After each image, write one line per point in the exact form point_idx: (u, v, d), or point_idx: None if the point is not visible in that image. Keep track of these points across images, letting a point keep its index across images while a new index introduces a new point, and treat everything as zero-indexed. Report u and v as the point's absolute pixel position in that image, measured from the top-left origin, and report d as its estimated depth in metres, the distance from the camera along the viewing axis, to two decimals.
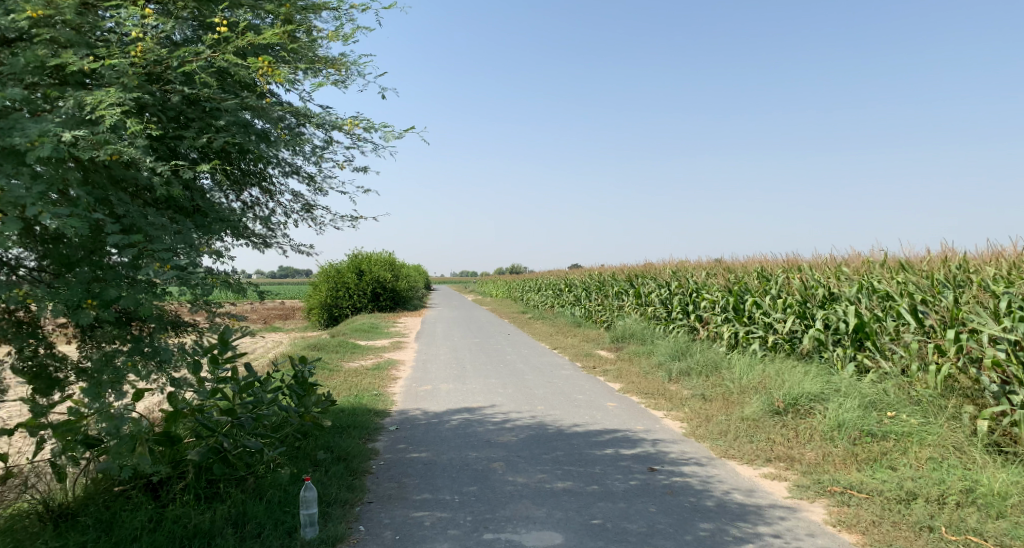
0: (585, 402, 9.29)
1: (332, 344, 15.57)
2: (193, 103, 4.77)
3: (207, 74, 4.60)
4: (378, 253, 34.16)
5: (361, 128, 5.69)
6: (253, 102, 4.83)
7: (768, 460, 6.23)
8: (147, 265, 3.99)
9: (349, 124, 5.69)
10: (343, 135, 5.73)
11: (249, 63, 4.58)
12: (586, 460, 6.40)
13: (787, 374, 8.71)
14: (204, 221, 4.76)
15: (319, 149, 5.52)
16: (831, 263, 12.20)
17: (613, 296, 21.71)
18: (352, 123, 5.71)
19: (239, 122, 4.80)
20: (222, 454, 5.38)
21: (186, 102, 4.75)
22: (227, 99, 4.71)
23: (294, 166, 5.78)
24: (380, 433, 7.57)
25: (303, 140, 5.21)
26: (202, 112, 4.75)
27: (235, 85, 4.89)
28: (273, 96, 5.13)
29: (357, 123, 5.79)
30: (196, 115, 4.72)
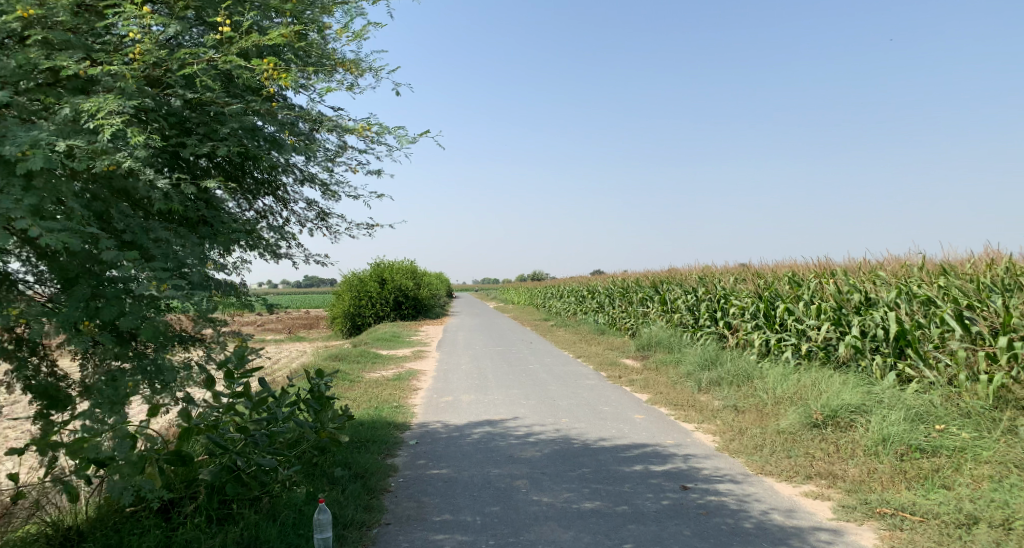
0: (612, 414, 8.98)
1: (353, 354, 15.42)
2: (196, 108, 4.60)
3: (209, 77, 4.44)
4: (400, 262, 34.14)
5: (375, 131, 5.49)
6: (260, 107, 4.65)
7: (809, 477, 5.87)
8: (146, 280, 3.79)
9: (362, 127, 5.48)
10: (356, 139, 5.54)
11: (254, 64, 4.40)
12: (615, 477, 6.08)
13: (824, 384, 8.33)
14: (209, 232, 4.58)
15: (331, 155, 5.31)
16: (867, 267, 11.78)
17: (638, 303, 21.35)
18: (365, 126, 5.52)
19: (245, 128, 4.61)
20: (235, 473, 5.14)
21: (189, 107, 4.58)
22: (233, 103, 4.53)
23: (308, 174, 5.58)
24: (399, 448, 7.32)
25: (314, 146, 5.02)
26: (207, 118, 4.58)
27: (240, 88, 4.72)
28: (280, 100, 4.95)
29: (370, 126, 5.60)
30: (201, 121, 4.54)
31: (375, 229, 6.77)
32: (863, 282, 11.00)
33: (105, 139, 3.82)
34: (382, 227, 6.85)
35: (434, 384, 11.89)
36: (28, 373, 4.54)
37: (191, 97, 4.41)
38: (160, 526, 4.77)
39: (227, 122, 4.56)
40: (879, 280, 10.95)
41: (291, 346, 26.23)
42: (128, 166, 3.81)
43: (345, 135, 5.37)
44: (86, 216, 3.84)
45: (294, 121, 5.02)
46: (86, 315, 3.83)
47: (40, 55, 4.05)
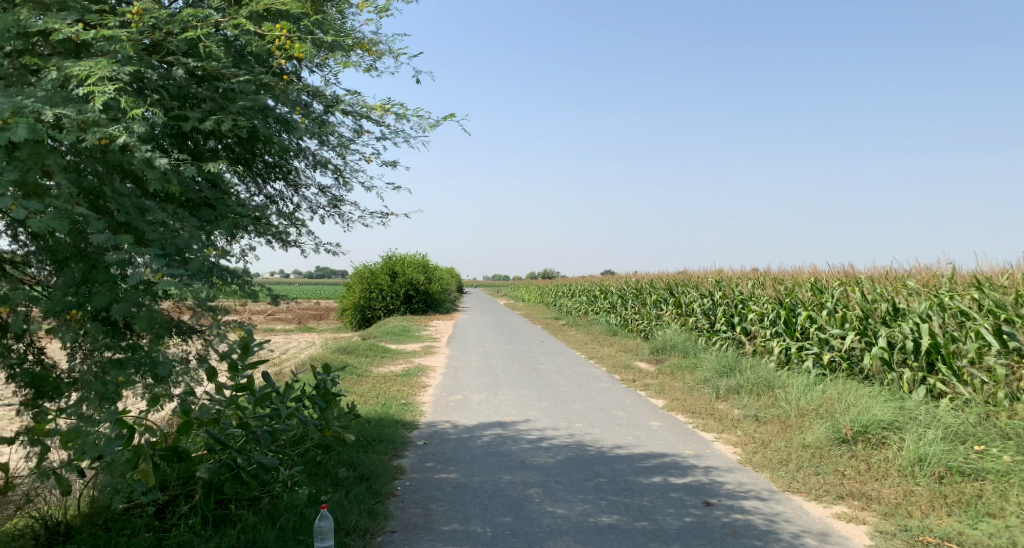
0: (627, 420, 8.66)
1: (362, 347, 15.18)
2: (201, 79, 4.34)
3: (213, 44, 4.19)
4: (411, 255, 33.98)
5: (393, 115, 5.20)
6: (269, 82, 4.38)
7: (840, 497, 5.54)
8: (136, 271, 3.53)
9: (379, 109, 5.18)
10: (374, 123, 5.26)
11: (266, 32, 4.17)
12: (633, 489, 5.76)
13: (851, 397, 8.00)
14: (211, 217, 4.31)
15: (345, 139, 5.01)
16: (895, 277, 11.40)
17: (651, 304, 21.03)
18: (383, 108, 5.21)
19: (255, 106, 4.32)
20: (235, 471, 4.85)
21: (193, 78, 4.33)
22: (240, 77, 4.27)
23: (320, 158, 5.28)
24: (406, 448, 7.04)
25: (327, 128, 4.72)
26: (213, 93, 4.32)
27: (249, 61, 4.47)
28: (293, 76, 4.67)
29: (388, 109, 5.31)
30: (206, 96, 4.28)
31: (389, 219, 6.49)
32: (891, 292, 10.64)
33: (97, 110, 3.57)
34: (397, 217, 6.57)
35: (443, 381, 11.62)
36: (12, 361, 4.26)
37: (194, 66, 4.15)
38: (152, 526, 4.48)
39: (234, 97, 4.29)
40: (908, 290, 10.59)
41: (300, 337, 26.08)
42: (122, 139, 3.56)
43: (361, 119, 5.08)
44: (74, 193, 3.59)
45: (308, 101, 4.73)
46: (78, 300, 3.60)
47: (33, 16, 3.82)
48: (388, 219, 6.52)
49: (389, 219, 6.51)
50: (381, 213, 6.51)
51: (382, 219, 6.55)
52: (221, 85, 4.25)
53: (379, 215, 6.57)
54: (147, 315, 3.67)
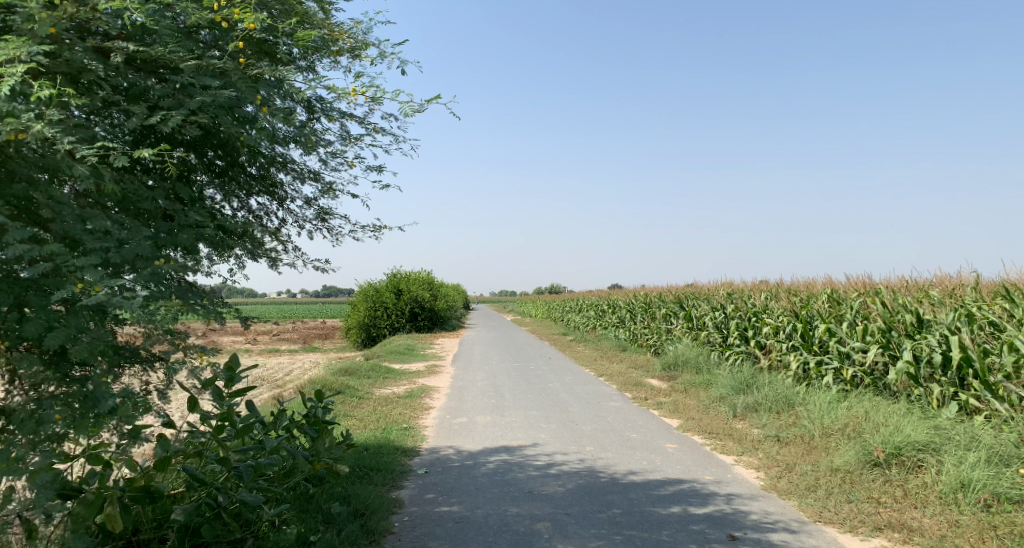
0: (640, 442, 8.20)
1: (364, 368, 14.73)
2: (150, 67, 4.14)
3: (156, 23, 3.97)
4: (417, 272, 33.67)
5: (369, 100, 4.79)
6: (223, 66, 4.10)
7: (877, 528, 5.09)
8: (66, 286, 3.42)
9: (354, 93, 4.78)
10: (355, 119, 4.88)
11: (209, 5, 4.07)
12: (650, 522, 5.30)
13: (879, 415, 7.54)
14: (167, 229, 3.98)
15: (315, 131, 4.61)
16: (918, 286, 10.95)
17: (661, 318, 20.56)
18: (359, 92, 4.81)
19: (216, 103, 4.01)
20: (215, 511, 4.43)
21: (142, 67, 4.13)
22: (188, 62, 4.01)
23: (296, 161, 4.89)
24: (406, 478, 6.61)
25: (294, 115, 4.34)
26: (170, 89, 4.07)
27: (196, 41, 4.28)
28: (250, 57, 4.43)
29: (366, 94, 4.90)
30: (163, 92, 4.03)
31: (382, 231, 6.14)
32: (913, 303, 10.19)
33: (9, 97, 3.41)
34: (390, 229, 6.21)
35: (447, 403, 11.18)
36: None
37: (135, 51, 3.94)
38: None
39: (192, 92, 4.02)
40: (932, 300, 10.14)
41: (303, 357, 25.68)
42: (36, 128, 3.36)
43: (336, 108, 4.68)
44: None
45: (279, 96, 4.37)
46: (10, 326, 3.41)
47: None
48: (380, 231, 6.16)
49: (381, 231, 6.15)
50: (373, 225, 6.15)
51: (373, 232, 6.18)
52: (176, 77, 4.00)
53: (370, 228, 6.22)
54: (83, 342, 3.47)
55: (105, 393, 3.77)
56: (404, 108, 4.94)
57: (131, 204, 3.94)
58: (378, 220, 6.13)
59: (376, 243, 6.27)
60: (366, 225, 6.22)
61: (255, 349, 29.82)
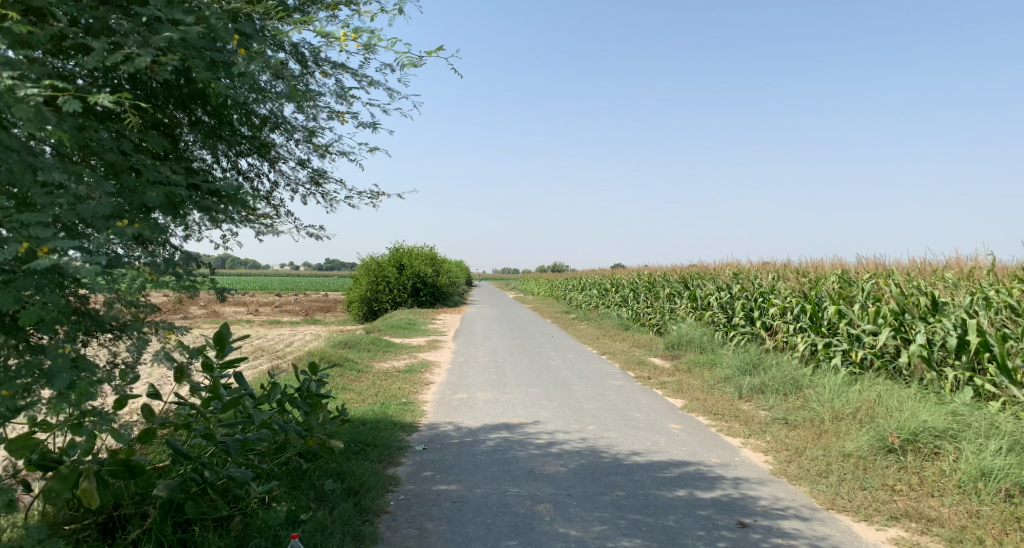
0: (644, 422, 7.99)
1: (364, 341, 14.51)
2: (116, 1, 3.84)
3: None
4: (419, 247, 33.42)
5: (363, 45, 4.51)
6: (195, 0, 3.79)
7: (894, 517, 4.88)
8: (12, 245, 3.19)
9: (347, 37, 4.50)
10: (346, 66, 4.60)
11: None
12: (655, 506, 5.09)
13: (893, 399, 7.31)
14: (131, 182, 3.75)
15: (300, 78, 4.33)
16: (932, 268, 10.68)
17: (665, 298, 20.33)
18: (352, 37, 4.53)
19: (186, 42, 3.73)
20: (200, 487, 4.21)
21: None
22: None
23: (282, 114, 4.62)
24: (403, 454, 6.40)
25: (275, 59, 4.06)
26: (137, 26, 3.78)
27: None
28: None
29: (360, 39, 4.62)
30: (128, 28, 3.75)
31: (380, 198, 5.91)
32: (928, 285, 9.93)
33: None
34: (388, 196, 5.99)
35: (447, 378, 10.97)
36: None
37: None
38: None
39: (160, 29, 3.74)
40: (947, 282, 9.87)
41: (304, 329, 25.53)
42: None
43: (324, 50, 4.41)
44: None
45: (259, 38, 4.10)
46: None
47: None
48: (379, 198, 5.93)
49: (380, 198, 5.92)
50: (371, 192, 5.92)
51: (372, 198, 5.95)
52: (142, 11, 3.72)
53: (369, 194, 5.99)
54: (33, 308, 3.27)
55: (62, 370, 3.54)
56: (402, 59, 4.72)
57: (93, 154, 3.71)
58: (376, 186, 5.89)
59: (374, 210, 6.03)
60: (364, 192, 5.99)
61: (256, 320, 29.67)
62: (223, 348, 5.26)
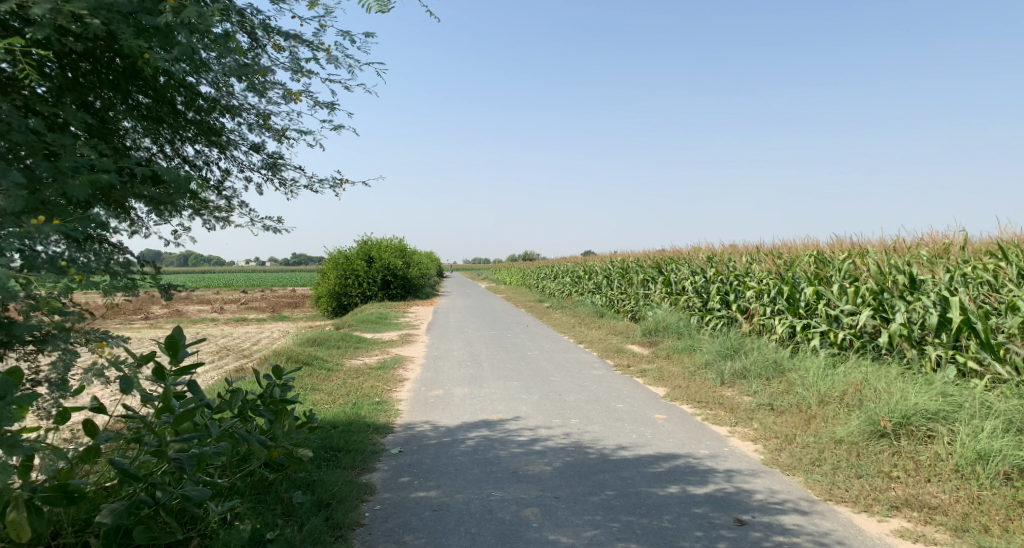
0: (627, 413, 7.74)
1: (334, 338, 14.07)
2: None
3: None
4: (388, 239, 32.87)
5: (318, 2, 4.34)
6: None
7: (895, 506, 4.66)
8: None
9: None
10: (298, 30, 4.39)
11: None
12: (648, 505, 4.82)
13: (879, 380, 7.15)
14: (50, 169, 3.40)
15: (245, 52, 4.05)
16: (909, 245, 10.56)
17: (639, 284, 20.15)
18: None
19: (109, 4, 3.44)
20: (151, 509, 3.83)
21: None
22: None
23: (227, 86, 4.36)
24: (378, 459, 6.06)
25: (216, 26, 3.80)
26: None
27: None
28: None
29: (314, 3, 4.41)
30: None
31: (345, 186, 5.67)
32: (905, 263, 9.82)
33: None
34: (352, 184, 5.74)
35: (422, 374, 10.61)
36: None
37: None
38: None
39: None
40: (924, 259, 9.76)
41: (272, 326, 24.88)
42: None
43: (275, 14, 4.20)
44: None
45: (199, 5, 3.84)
46: None
47: None
48: (343, 187, 5.69)
49: (344, 187, 5.69)
50: (334, 180, 5.68)
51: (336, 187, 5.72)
52: None
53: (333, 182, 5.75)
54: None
55: None
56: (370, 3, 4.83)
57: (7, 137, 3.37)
58: (340, 173, 5.65)
59: (338, 200, 5.79)
60: (327, 179, 5.74)
61: (222, 318, 28.90)
62: (177, 354, 4.86)
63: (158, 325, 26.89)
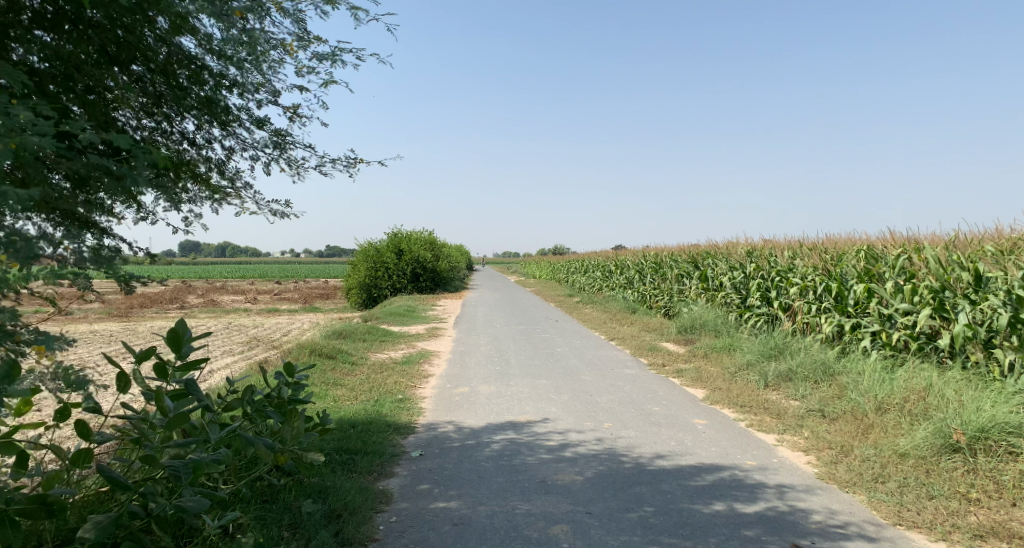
0: (665, 417, 7.23)
1: (360, 330, 13.75)
2: None
3: None
4: (419, 231, 32.63)
5: None
6: None
7: (978, 535, 4.10)
8: None
9: None
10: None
11: None
12: (692, 526, 4.32)
13: (946, 387, 6.53)
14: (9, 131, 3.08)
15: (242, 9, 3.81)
16: (970, 240, 9.84)
17: (674, 279, 19.51)
18: None
19: None
20: (141, 522, 3.44)
21: None
22: None
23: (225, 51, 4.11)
24: (397, 463, 5.65)
25: None
26: None
27: None
28: None
29: None
30: None
31: (357, 165, 5.48)
32: (969, 259, 9.12)
33: None
34: (365, 162, 5.53)
35: (448, 370, 10.21)
36: None
37: None
38: None
39: None
40: (988, 255, 9.07)
41: (302, 317, 24.78)
42: None
43: None
44: None
45: None
46: None
47: None
48: (355, 166, 5.51)
49: (357, 166, 5.51)
50: (344, 158, 5.50)
51: (348, 167, 5.54)
52: None
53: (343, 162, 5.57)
54: None
55: None
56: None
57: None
58: (350, 151, 5.47)
59: (350, 179, 5.60)
60: (339, 160, 5.55)
61: (252, 308, 28.94)
62: (180, 349, 4.45)
63: (189, 315, 27.01)
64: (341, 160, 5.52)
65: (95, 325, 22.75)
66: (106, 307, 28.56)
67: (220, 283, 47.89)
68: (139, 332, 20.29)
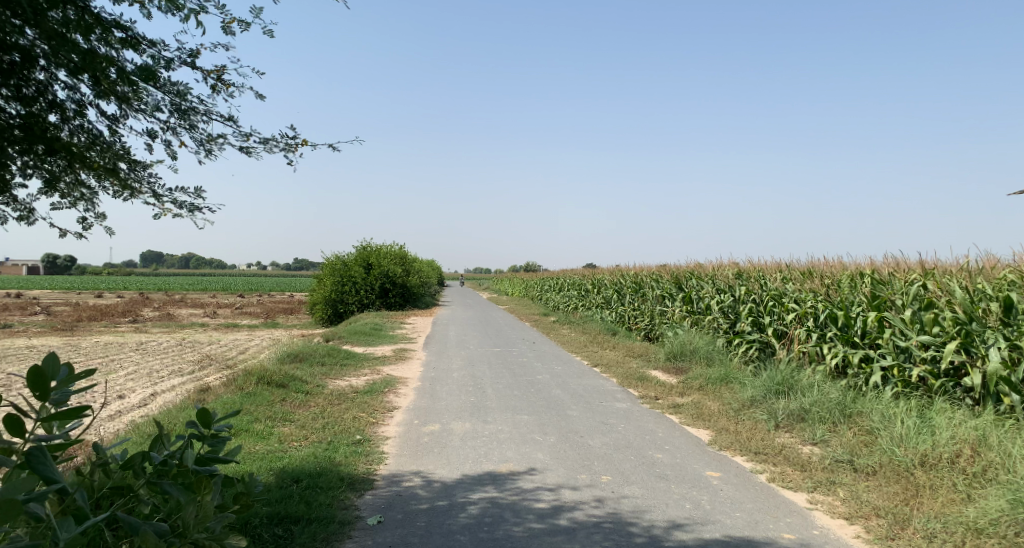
0: (670, 468, 6.14)
1: (319, 352, 12.46)
2: None
3: None
4: (388, 245, 31.37)
5: None
6: None
7: None
8: None
9: None
10: None
11: None
12: None
13: (1005, 441, 5.57)
14: None
15: None
16: (991, 263, 8.95)
17: (655, 300, 18.53)
18: None
19: None
20: None
21: None
22: None
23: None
24: (349, 535, 4.47)
25: None
26: None
27: None
28: None
29: None
30: None
31: (297, 146, 4.65)
32: (995, 287, 8.27)
33: None
34: (306, 146, 4.69)
35: (416, 402, 9.00)
36: None
37: None
38: None
39: None
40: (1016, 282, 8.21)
41: (262, 334, 23.31)
42: None
43: None
44: None
45: None
46: None
47: None
48: (295, 148, 4.69)
49: (297, 149, 4.70)
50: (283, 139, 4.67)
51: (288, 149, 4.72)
52: None
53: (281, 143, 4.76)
54: None
55: None
56: None
57: None
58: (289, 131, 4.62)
59: (291, 165, 4.76)
60: (276, 141, 4.70)
61: (210, 323, 27.33)
62: (48, 393, 3.25)
63: (141, 329, 25.26)
64: (279, 142, 4.69)
65: (37, 339, 21.03)
66: (50, 321, 26.63)
67: (178, 296, 46.20)
68: (82, 349, 18.68)
